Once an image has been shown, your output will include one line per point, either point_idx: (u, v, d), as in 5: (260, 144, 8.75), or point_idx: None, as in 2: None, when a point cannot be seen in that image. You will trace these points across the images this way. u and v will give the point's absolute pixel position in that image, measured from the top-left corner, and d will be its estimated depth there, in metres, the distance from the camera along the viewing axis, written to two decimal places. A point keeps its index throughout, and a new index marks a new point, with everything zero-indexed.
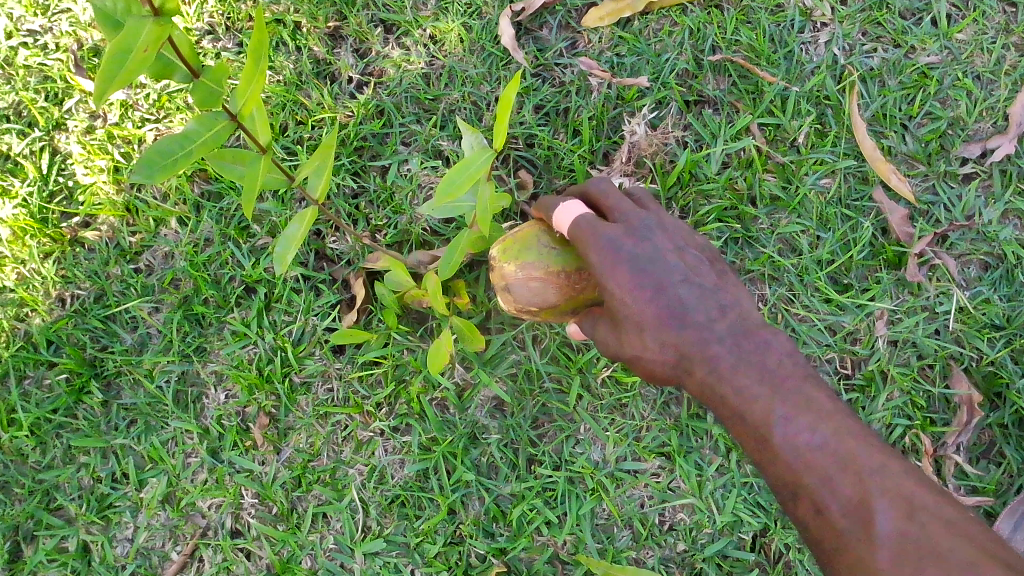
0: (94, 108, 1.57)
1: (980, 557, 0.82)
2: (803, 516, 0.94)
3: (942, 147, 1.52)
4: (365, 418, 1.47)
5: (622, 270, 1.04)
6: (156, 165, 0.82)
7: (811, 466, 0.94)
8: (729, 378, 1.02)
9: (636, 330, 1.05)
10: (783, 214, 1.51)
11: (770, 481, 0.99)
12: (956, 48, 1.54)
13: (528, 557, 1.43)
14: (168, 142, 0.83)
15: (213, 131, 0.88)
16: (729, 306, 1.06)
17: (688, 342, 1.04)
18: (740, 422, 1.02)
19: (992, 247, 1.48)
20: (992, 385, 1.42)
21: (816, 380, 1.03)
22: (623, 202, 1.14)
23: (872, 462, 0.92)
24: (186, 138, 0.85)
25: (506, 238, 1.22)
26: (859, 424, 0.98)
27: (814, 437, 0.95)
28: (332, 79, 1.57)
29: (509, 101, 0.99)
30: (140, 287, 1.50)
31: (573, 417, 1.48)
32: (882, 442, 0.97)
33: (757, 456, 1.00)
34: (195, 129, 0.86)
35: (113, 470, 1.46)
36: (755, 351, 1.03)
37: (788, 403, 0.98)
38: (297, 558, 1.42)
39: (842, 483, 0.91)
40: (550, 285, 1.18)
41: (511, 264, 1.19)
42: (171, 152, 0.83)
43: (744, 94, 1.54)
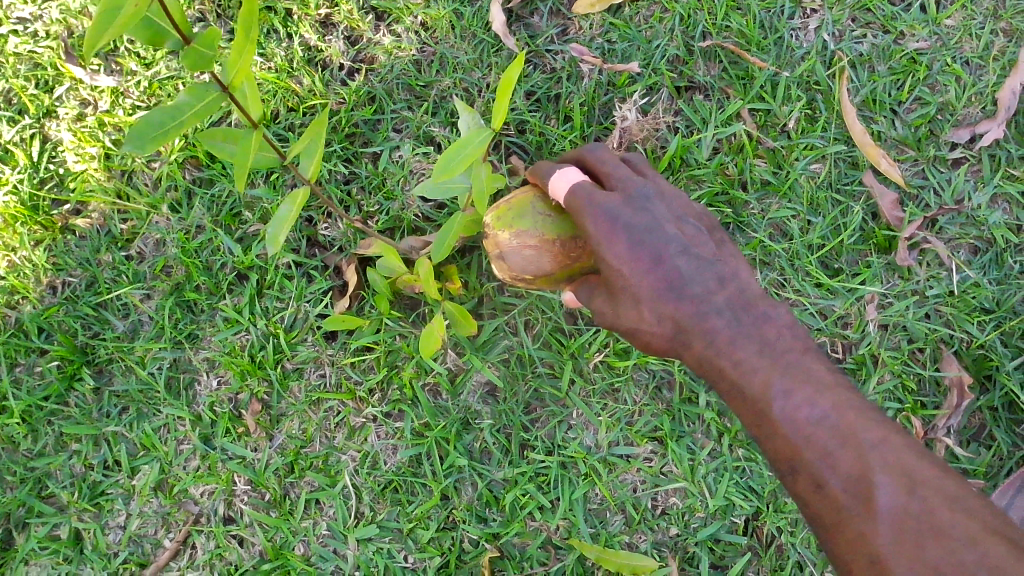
0: (85, 95, 1.56)
1: (980, 534, 0.83)
2: (802, 490, 0.95)
3: (932, 132, 1.53)
4: (358, 405, 1.47)
5: (620, 240, 1.04)
6: (148, 135, 0.82)
7: (811, 440, 0.94)
8: (727, 351, 1.03)
9: (633, 303, 1.05)
10: (774, 199, 1.52)
11: (767, 454, 1.00)
12: (945, 34, 1.54)
13: (521, 542, 1.43)
14: (161, 113, 0.82)
15: (204, 102, 0.88)
16: (728, 278, 1.06)
17: (684, 314, 1.03)
18: (738, 394, 1.02)
19: (980, 232, 1.49)
20: (983, 367, 1.43)
21: (815, 353, 1.04)
22: (618, 168, 1.13)
23: (871, 437, 0.93)
24: (177, 110, 0.85)
25: (500, 205, 1.23)
26: (857, 397, 0.99)
27: (813, 411, 0.96)
28: (324, 66, 1.56)
29: (512, 81, 0.99)
30: (131, 274, 1.50)
31: (565, 402, 1.47)
32: (880, 415, 0.98)
33: (755, 429, 1.01)
34: (186, 101, 0.86)
35: (104, 457, 1.46)
36: (754, 323, 1.04)
37: (787, 376, 0.99)
38: (290, 544, 1.43)
39: (842, 458, 0.92)
40: (544, 253, 1.20)
41: (506, 231, 1.21)
42: (164, 123, 0.83)
43: (735, 79, 1.54)
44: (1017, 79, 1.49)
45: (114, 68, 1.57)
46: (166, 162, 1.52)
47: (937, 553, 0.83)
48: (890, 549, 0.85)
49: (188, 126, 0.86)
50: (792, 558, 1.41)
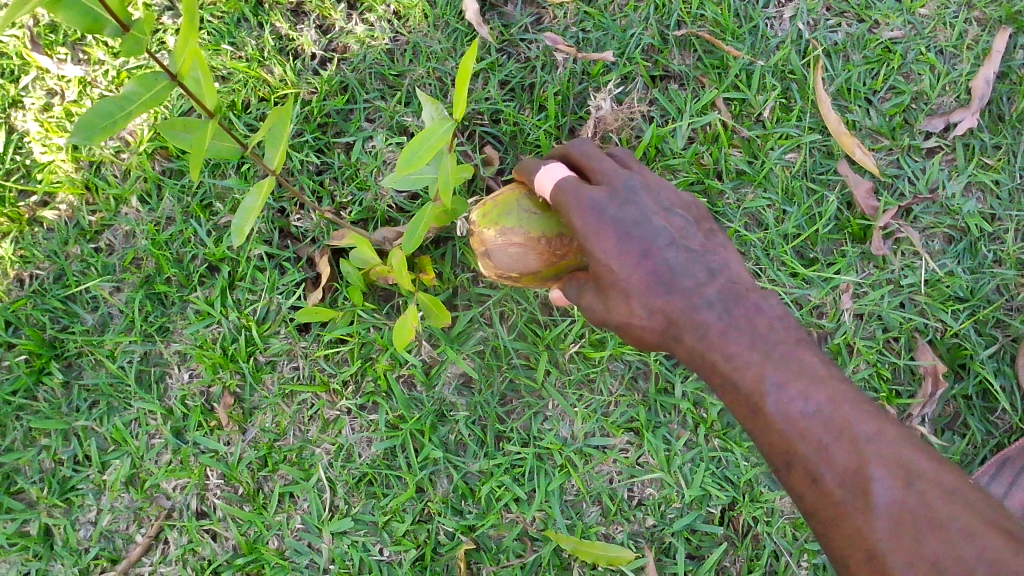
0: (52, 85, 1.53)
1: (979, 527, 0.83)
2: (797, 484, 0.94)
3: (906, 121, 1.54)
4: (332, 397, 1.46)
5: (608, 236, 1.03)
6: (95, 126, 0.82)
7: (805, 434, 0.93)
8: (719, 345, 1.02)
9: (623, 297, 1.04)
10: (749, 188, 1.51)
11: (761, 447, 0.98)
12: (919, 23, 1.54)
13: (497, 534, 1.43)
14: (108, 103, 0.83)
15: (153, 91, 0.88)
16: (718, 269, 1.05)
17: (675, 308, 1.02)
18: (730, 388, 1.01)
19: (955, 221, 1.49)
20: (957, 356, 1.44)
21: (807, 343, 1.03)
22: (604, 163, 1.13)
23: (867, 429, 0.91)
24: (125, 100, 0.86)
25: (486, 203, 1.23)
26: (851, 388, 0.98)
27: (808, 404, 0.94)
28: (295, 55, 1.54)
29: (467, 68, 0.98)
30: (100, 266, 1.48)
31: (541, 393, 1.47)
32: (875, 407, 0.96)
33: (749, 422, 1.00)
34: (134, 90, 0.86)
35: (74, 452, 1.44)
36: (745, 314, 1.03)
37: (780, 370, 0.98)
38: (263, 539, 1.42)
39: (837, 452, 0.91)
40: (530, 251, 1.19)
41: (491, 230, 1.20)
42: (110, 113, 0.83)
43: (710, 69, 1.54)
44: (992, 68, 1.50)
45: (82, 57, 1.54)
46: (135, 153, 1.50)
47: (936, 547, 0.82)
48: (888, 545, 0.84)
49: (136, 115, 0.87)
50: (768, 548, 1.42)
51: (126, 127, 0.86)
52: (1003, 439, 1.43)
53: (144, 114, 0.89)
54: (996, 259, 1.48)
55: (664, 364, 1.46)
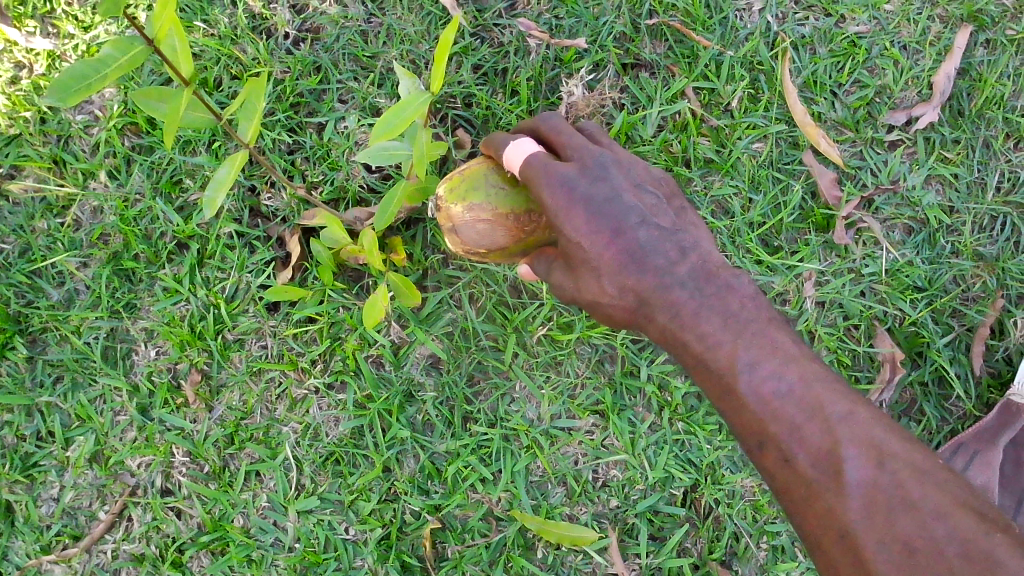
0: (19, 57, 1.50)
1: (950, 507, 0.84)
2: (770, 464, 0.95)
3: (870, 115, 1.57)
4: (300, 376, 1.46)
5: (578, 213, 1.05)
6: (69, 88, 0.83)
7: (777, 414, 0.95)
8: (691, 325, 1.04)
9: (594, 275, 1.07)
10: (716, 176, 1.54)
11: (734, 427, 1.00)
12: (884, 19, 1.58)
13: (462, 514, 1.44)
14: (82, 66, 0.84)
15: (130, 55, 0.89)
16: (690, 248, 1.07)
17: (647, 287, 1.05)
18: (703, 368, 1.03)
19: (915, 212, 1.53)
20: (915, 344, 1.48)
21: (779, 323, 1.05)
22: (574, 138, 1.14)
23: (838, 409, 0.93)
24: (101, 63, 0.87)
25: (453, 175, 1.23)
26: (823, 369, 1.00)
27: (780, 384, 0.96)
28: (268, 34, 1.54)
29: (447, 43, 1.01)
30: (67, 241, 1.47)
31: (508, 374, 1.48)
32: (844, 385, 0.98)
33: (721, 402, 1.02)
34: (111, 54, 0.87)
35: (37, 428, 1.43)
36: (716, 293, 1.05)
37: (752, 349, 1.00)
38: (229, 517, 1.42)
39: (809, 432, 0.92)
40: (498, 227, 1.21)
41: (460, 205, 1.21)
42: (86, 75, 0.85)
43: (680, 58, 1.56)
44: (952, 65, 1.54)
45: (51, 31, 1.52)
46: (104, 128, 1.49)
47: (908, 525, 0.84)
48: (859, 524, 0.86)
49: (111, 80, 0.88)
50: (729, 529, 1.45)
51: (100, 91, 0.88)
52: (956, 425, 1.48)
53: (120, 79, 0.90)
54: (954, 250, 1.52)
55: (630, 347, 1.48)
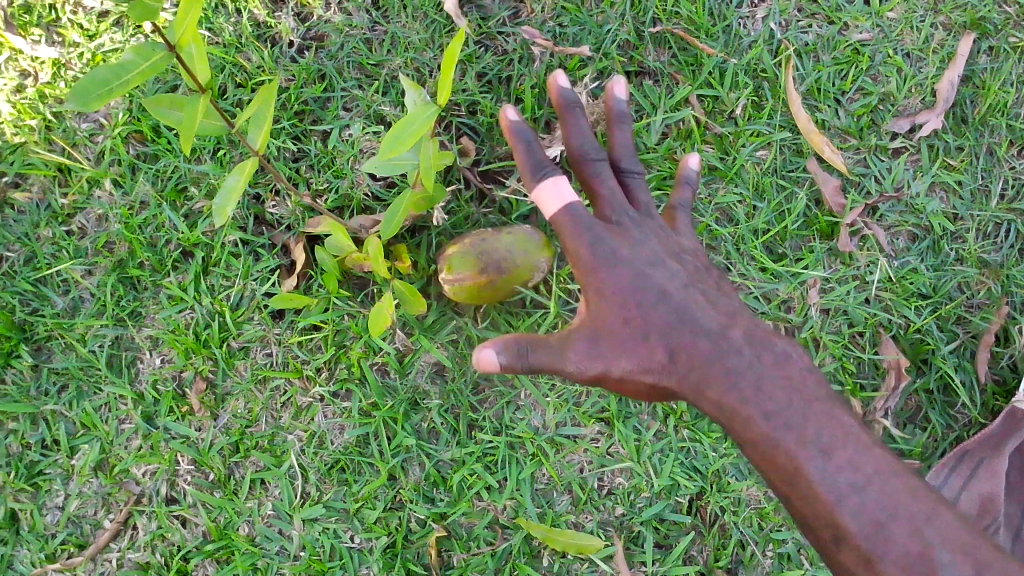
0: (25, 66, 1.51)
1: None
2: (848, 561, 1.00)
3: (873, 122, 1.57)
4: (305, 384, 1.46)
5: (624, 282, 1.10)
6: (91, 92, 0.83)
7: (860, 509, 0.99)
8: (753, 398, 1.06)
9: (642, 334, 1.09)
10: (720, 184, 1.54)
11: (801, 519, 1.04)
12: (887, 26, 1.58)
13: (468, 522, 1.44)
14: (104, 70, 0.83)
15: (151, 61, 0.89)
16: (736, 315, 1.14)
17: (703, 354, 1.09)
18: (767, 450, 1.05)
19: (919, 220, 1.53)
20: (920, 352, 1.48)
21: (832, 396, 1.10)
22: (613, 191, 1.20)
23: (921, 510, 0.99)
24: (122, 68, 0.86)
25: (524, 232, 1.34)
26: (881, 450, 1.05)
27: (855, 476, 1.00)
28: (273, 42, 1.54)
29: (454, 55, 1.02)
30: (72, 249, 1.47)
31: (514, 382, 1.48)
32: (904, 469, 1.04)
33: (784, 483, 1.04)
34: (132, 59, 0.87)
35: (42, 437, 1.42)
36: (772, 361, 1.09)
37: (824, 434, 1.03)
38: (234, 525, 1.42)
39: (898, 535, 0.97)
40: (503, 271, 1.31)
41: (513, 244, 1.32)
42: (108, 80, 0.84)
43: (684, 66, 1.56)
44: (956, 72, 1.55)
45: (56, 39, 1.52)
46: (110, 136, 1.49)
47: None
48: None
49: (133, 85, 0.87)
50: (734, 537, 1.45)
51: (122, 97, 0.87)
52: (961, 433, 1.48)
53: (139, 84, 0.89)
54: (958, 257, 1.53)
55: None
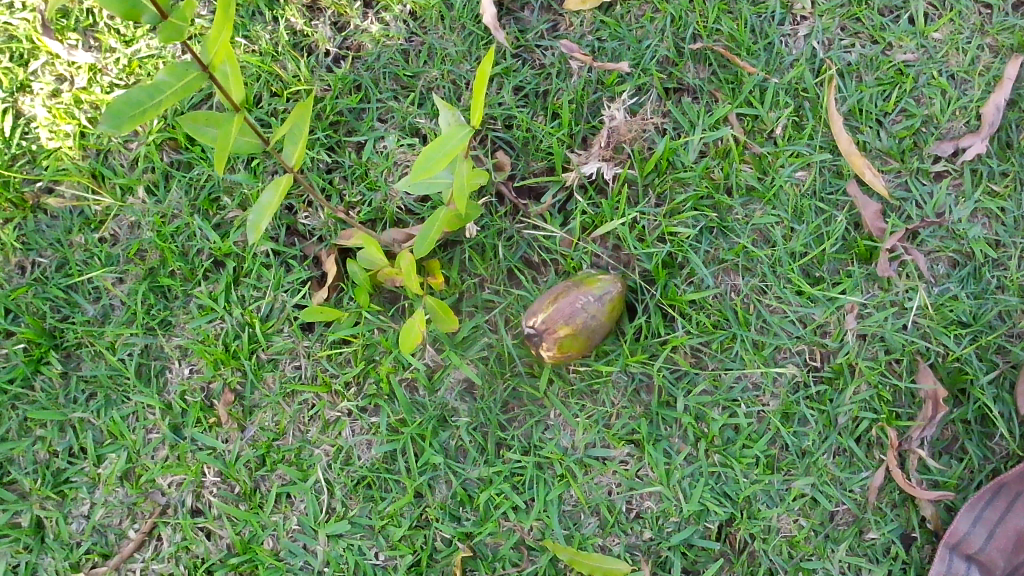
0: (61, 70, 1.51)
1: None
2: None
3: (916, 144, 1.54)
4: (333, 398, 1.45)
5: None
6: (123, 114, 0.88)
7: None
8: None
9: None
10: (757, 205, 1.51)
11: None
12: (932, 47, 1.55)
13: (493, 542, 1.42)
14: (137, 92, 0.88)
15: (184, 81, 0.93)
16: None
17: None
18: None
19: (960, 245, 1.50)
20: (957, 381, 1.45)
21: None
22: None
23: None
24: (156, 89, 0.90)
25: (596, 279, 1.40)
26: None
27: None
28: (309, 51, 1.53)
29: (485, 74, 1.05)
30: (104, 257, 1.46)
31: (543, 401, 1.46)
32: None
33: None
34: (165, 79, 0.91)
35: (70, 444, 1.42)
36: None
37: None
38: (258, 539, 1.41)
39: None
40: (588, 317, 1.36)
41: (589, 290, 1.37)
42: (141, 102, 0.89)
43: (723, 84, 1.54)
44: (1002, 95, 1.51)
45: (93, 44, 1.52)
46: (144, 143, 1.49)
47: None
48: None
49: (166, 105, 0.92)
50: (764, 566, 1.43)
51: (155, 117, 0.91)
52: (1000, 465, 1.44)
53: (175, 105, 0.94)
54: (1000, 285, 1.49)
55: (667, 377, 1.47)
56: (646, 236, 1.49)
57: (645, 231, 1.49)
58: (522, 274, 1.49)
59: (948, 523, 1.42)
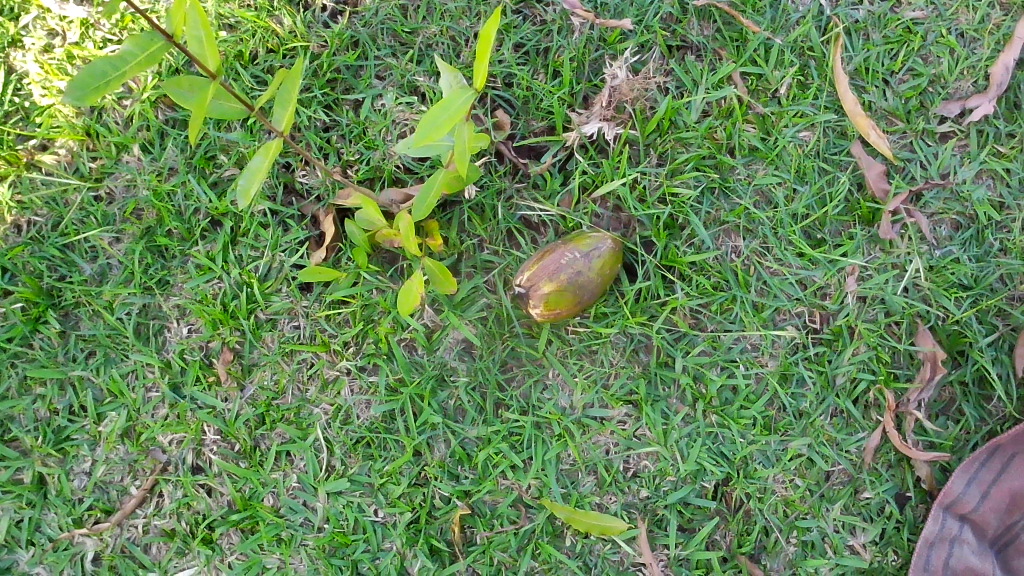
0: (52, 25, 1.49)
1: None
2: None
3: (922, 104, 1.51)
4: (332, 357, 1.45)
5: None
6: (88, 86, 0.89)
7: None
8: None
9: None
10: (760, 165, 1.50)
11: None
12: (942, 4, 1.51)
13: (491, 500, 1.44)
14: (102, 64, 0.90)
15: (149, 50, 0.95)
16: None
17: None
18: None
19: (964, 207, 1.49)
20: (956, 344, 1.45)
21: None
22: None
23: None
24: (122, 60, 0.92)
25: (586, 237, 1.38)
26: None
27: None
28: (305, 6, 1.50)
29: (489, 35, 1.04)
30: (100, 216, 1.46)
31: (542, 361, 1.46)
32: None
33: None
34: (129, 50, 0.93)
35: (70, 403, 1.43)
36: None
37: None
38: (259, 496, 1.42)
39: None
40: (574, 275, 1.34)
41: (575, 247, 1.36)
42: (106, 73, 0.91)
43: (728, 41, 1.51)
44: (1011, 55, 1.48)
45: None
46: (138, 101, 1.47)
47: None
48: None
49: (132, 75, 0.94)
50: (759, 525, 1.44)
51: (123, 88, 0.93)
52: (996, 427, 1.45)
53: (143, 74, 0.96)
54: (1003, 248, 1.48)
55: (666, 338, 1.47)
56: (647, 197, 1.48)
57: (646, 192, 1.48)
58: (521, 234, 1.48)
59: (943, 484, 1.43)
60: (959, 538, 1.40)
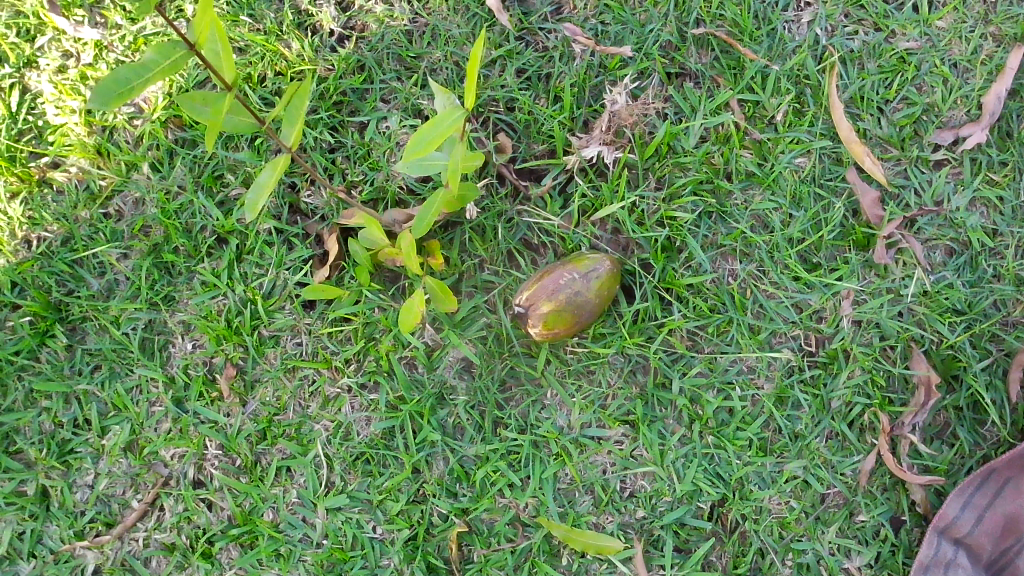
0: (67, 46, 1.53)
1: None
2: None
3: (916, 133, 1.54)
4: (334, 374, 1.48)
5: None
6: (112, 91, 0.90)
7: None
8: None
9: None
10: (757, 190, 1.52)
11: None
12: (935, 36, 1.55)
13: (489, 518, 1.45)
14: (125, 71, 0.91)
15: (171, 58, 0.98)
16: None
17: None
18: None
19: (958, 234, 1.51)
20: (951, 368, 1.46)
21: None
22: None
23: None
24: (143, 67, 0.94)
25: (586, 258, 1.41)
26: None
27: None
28: (314, 31, 1.55)
29: (477, 58, 1.07)
30: (109, 232, 1.49)
31: (540, 381, 1.48)
32: None
33: None
34: (153, 58, 0.95)
35: (75, 416, 1.45)
36: None
37: None
38: (259, 511, 1.44)
39: None
40: (573, 294, 1.36)
41: (575, 268, 1.38)
42: (130, 80, 0.92)
43: (725, 69, 1.54)
44: (1004, 85, 1.51)
45: (99, 20, 1.54)
46: (148, 120, 1.51)
47: None
48: None
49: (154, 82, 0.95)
50: (755, 546, 1.45)
51: (143, 94, 0.95)
52: (990, 451, 1.46)
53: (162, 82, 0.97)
54: (996, 274, 1.50)
55: (663, 359, 1.49)
56: (645, 220, 1.50)
57: (644, 215, 1.51)
58: (521, 255, 1.51)
59: (938, 507, 1.43)
60: (953, 563, 1.40)
